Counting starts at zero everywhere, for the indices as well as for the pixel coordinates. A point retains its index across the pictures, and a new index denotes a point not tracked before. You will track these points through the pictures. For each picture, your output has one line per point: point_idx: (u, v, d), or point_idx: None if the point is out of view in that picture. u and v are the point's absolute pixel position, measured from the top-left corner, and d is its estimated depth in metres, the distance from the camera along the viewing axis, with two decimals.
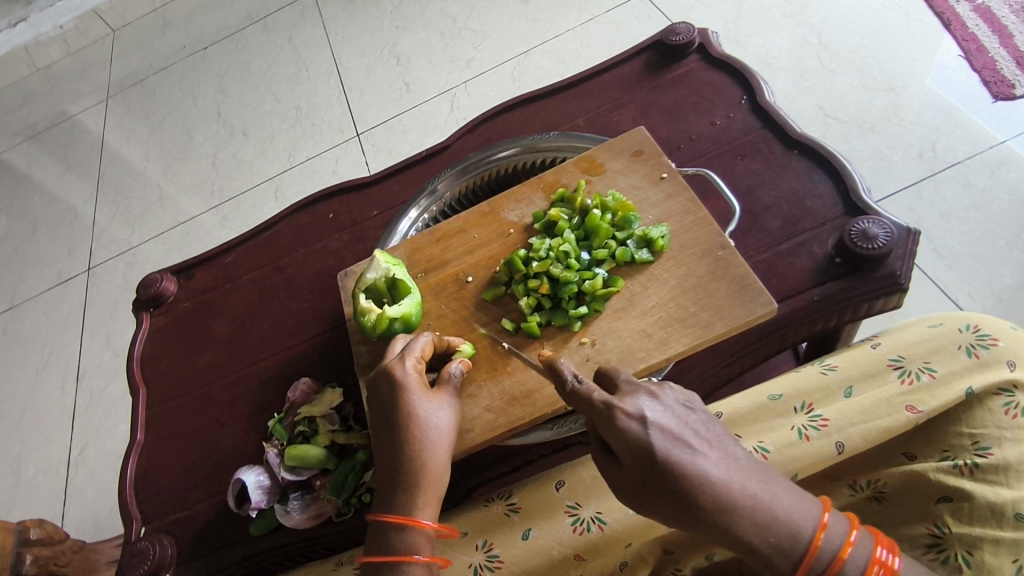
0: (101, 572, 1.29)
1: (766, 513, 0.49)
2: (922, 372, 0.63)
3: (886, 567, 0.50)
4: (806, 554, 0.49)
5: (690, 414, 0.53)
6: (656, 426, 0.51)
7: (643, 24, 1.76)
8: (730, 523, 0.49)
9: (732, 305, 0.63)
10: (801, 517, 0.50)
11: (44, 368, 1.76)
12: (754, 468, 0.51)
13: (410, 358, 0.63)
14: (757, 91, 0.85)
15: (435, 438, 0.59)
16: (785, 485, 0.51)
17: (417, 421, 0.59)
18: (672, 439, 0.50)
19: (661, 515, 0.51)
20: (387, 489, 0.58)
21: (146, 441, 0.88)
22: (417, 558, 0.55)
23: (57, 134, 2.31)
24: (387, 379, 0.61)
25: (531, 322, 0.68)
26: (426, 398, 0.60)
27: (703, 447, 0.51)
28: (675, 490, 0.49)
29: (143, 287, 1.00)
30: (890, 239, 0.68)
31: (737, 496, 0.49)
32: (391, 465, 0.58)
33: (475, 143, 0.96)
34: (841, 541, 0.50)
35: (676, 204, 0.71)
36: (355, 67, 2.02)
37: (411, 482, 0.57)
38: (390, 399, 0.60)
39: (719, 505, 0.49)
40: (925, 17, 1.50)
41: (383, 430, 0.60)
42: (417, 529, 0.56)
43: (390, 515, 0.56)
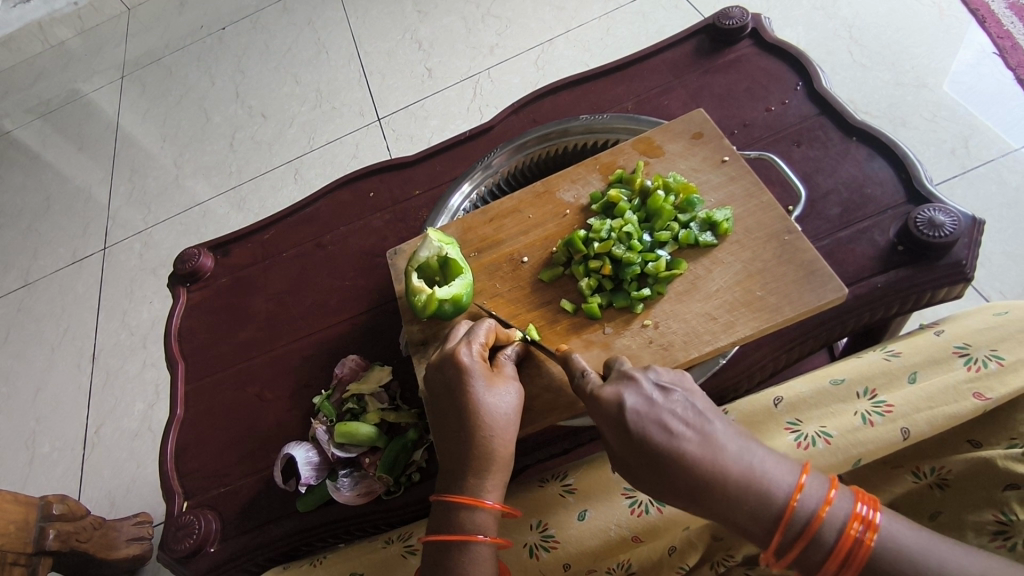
0: (119, 550, 1.28)
1: (738, 486, 0.48)
2: (989, 359, 0.62)
3: (866, 523, 0.47)
4: (781, 522, 0.48)
5: (671, 394, 0.52)
6: (630, 409, 0.52)
7: (669, 16, 1.74)
8: (704, 498, 0.49)
9: (800, 290, 0.63)
10: (775, 485, 0.49)
11: (59, 346, 1.75)
12: (730, 442, 0.50)
13: (474, 343, 0.62)
14: (814, 77, 0.84)
15: (500, 423, 0.58)
16: (763, 457, 0.50)
17: (481, 407, 0.58)
18: (647, 419, 0.51)
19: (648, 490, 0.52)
20: (454, 473, 0.58)
21: (185, 416, 0.87)
22: (482, 538, 0.55)
23: (71, 111, 2.29)
24: (451, 365, 0.61)
25: (592, 304, 0.67)
26: (490, 384, 0.60)
27: (679, 424, 0.51)
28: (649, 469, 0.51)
29: (179, 262, 0.99)
30: (957, 228, 0.67)
31: (708, 471, 0.49)
32: (456, 449, 0.58)
33: (521, 124, 0.95)
34: (817, 503, 0.48)
35: (738, 187, 0.70)
36: (376, 51, 2.00)
37: (481, 464, 0.57)
38: (454, 385, 0.60)
39: (690, 480, 0.49)
40: (958, 14, 1.48)
41: (449, 414, 0.60)
42: (482, 508, 0.56)
43: (456, 496, 0.57)
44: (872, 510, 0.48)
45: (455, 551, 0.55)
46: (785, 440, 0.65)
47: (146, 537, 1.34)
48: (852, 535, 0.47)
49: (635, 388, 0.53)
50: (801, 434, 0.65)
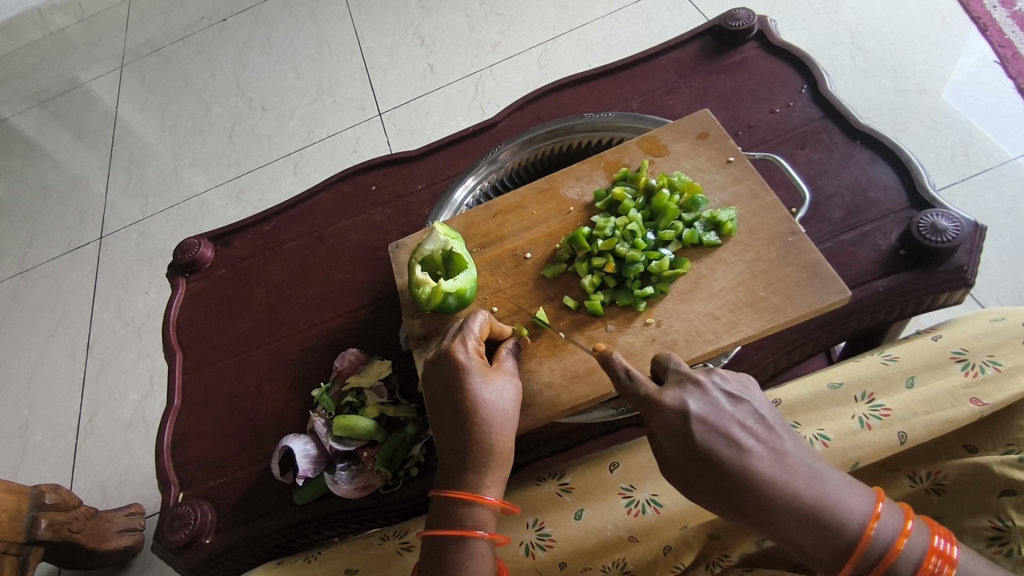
0: (111, 541, 1.27)
1: (809, 508, 0.48)
2: (986, 365, 0.62)
3: (945, 557, 0.48)
4: (853, 547, 0.48)
5: (739, 406, 0.52)
6: (696, 417, 0.51)
7: (672, 17, 1.74)
8: (771, 516, 0.49)
9: (803, 291, 0.63)
10: (851, 510, 0.48)
11: (53, 336, 1.74)
12: (799, 461, 0.50)
13: (469, 339, 0.62)
14: (819, 80, 0.84)
15: (499, 418, 0.58)
16: (835, 478, 0.49)
17: (479, 403, 0.58)
18: (714, 430, 0.51)
19: (706, 503, 0.52)
20: (454, 469, 0.58)
21: (182, 406, 0.86)
22: (480, 534, 0.56)
23: (70, 99, 2.28)
24: (447, 361, 0.60)
25: (595, 301, 0.67)
26: (486, 379, 0.59)
27: (748, 438, 0.50)
28: (716, 481, 0.50)
29: (179, 252, 0.99)
30: (959, 234, 0.67)
31: (780, 491, 0.48)
32: (455, 446, 0.58)
33: (525, 121, 0.95)
34: (895, 533, 0.48)
35: (743, 188, 0.70)
36: (378, 46, 1.99)
37: (480, 460, 0.57)
38: (451, 381, 0.59)
39: (760, 498, 0.49)
40: (960, 22, 1.49)
41: (446, 410, 0.59)
42: (481, 505, 0.56)
43: (454, 491, 0.56)
44: (951, 546, 0.48)
45: (454, 547, 0.55)
46: None
47: (137, 529, 1.33)
48: (931, 569, 0.48)
49: (700, 395, 0.53)
50: (800, 437, 0.65)
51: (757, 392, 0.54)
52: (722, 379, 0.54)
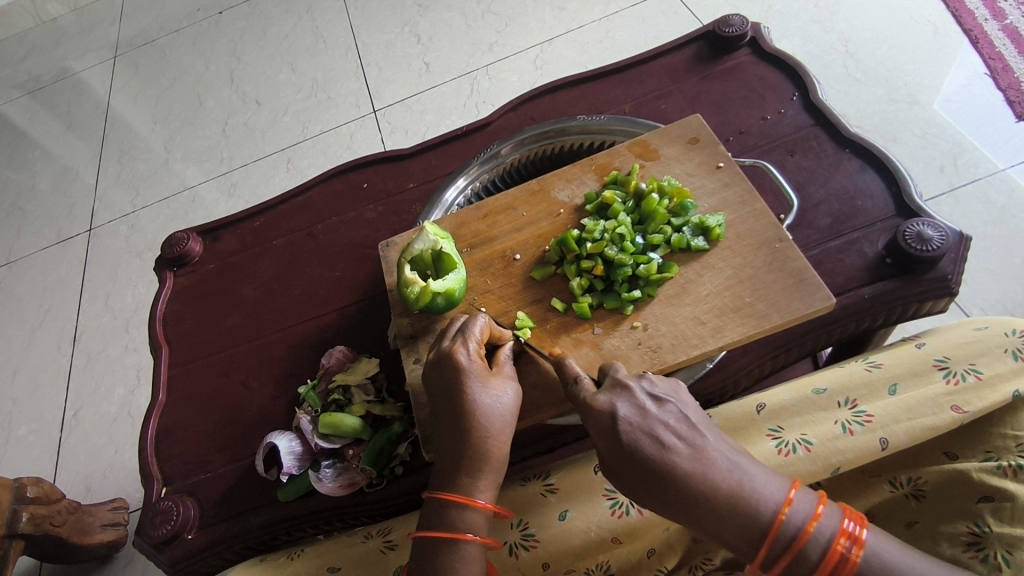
0: (93, 536, 1.26)
1: (726, 498, 0.49)
2: (967, 373, 0.63)
3: (855, 538, 0.48)
4: (769, 535, 0.49)
5: (665, 406, 0.54)
6: (622, 418, 0.54)
7: (668, 21, 1.75)
8: (693, 510, 0.50)
9: (789, 297, 0.63)
10: (765, 498, 0.49)
11: (40, 327, 1.73)
12: (719, 456, 0.51)
13: (471, 342, 0.62)
14: (810, 88, 0.85)
15: (497, 423, 0.58)
16: (752, 469, 0.51)
17: (477, 407, 0.58)
18: (638, 430, 0.53)
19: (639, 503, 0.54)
20: (448, 473, 0.58)
21: (167, 401, 0.86)
22: (471, 537, 0.55)
23: (61, 89, 2.26)
24: (448, 363, 0.61)
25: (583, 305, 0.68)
26: (487, 384, 0.59)
27: (671, 436, 0.52)
28: (639, 480, 0.52)
29: (167, 246, 0.98)
30: (945, 243, 0.68)
31: (697, 485, 0.50)
32: (452, 450, 0.58)
33: (518, 122, 0.95)
34: (805, 518, 0.49)
35: (731, 193, 0.71)
36: (374, 43, 1.98)
37: (476, 464, 0.57)
38: (451, 384, 0.60)
39: (679, 492, 0.50)
40: (952, 33, 1.50)
41: (446, 414, 0.60)
42: (473, 508, 0.56)
43: (448, 494, 0.57)
44: (861, 527, 0.49)
45: (444, 549, 0.55)
46: (766, 447, 0.66)
47: (121, 523, 1.32)
48: (838, 552, 0.48)
49: (628, 398, 0.55)
50: (783, 441, 0.65)
51: (686, 395, 0.56)
52: (652, 382, 0.56)
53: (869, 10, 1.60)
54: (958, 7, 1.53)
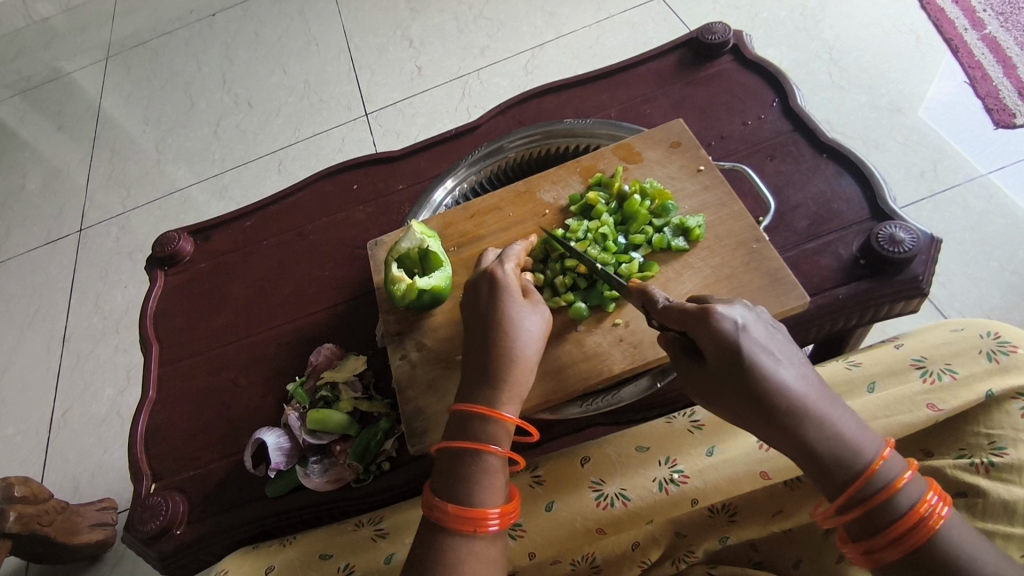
0: (81, 536, 1.27)
1: (833, 428, 0.51)
2: (944, 373, 0.65)
3: (934, 510, 0.49)
4: (862, 473, 0.50)
5: (777, 332, 0.55)
6: (744, 329, 0.53)
7: (657, 27, 1.77)
8: (798, 431, 0.51)
9: (765, 296, 0.65)
10: (864, 440, 0.51)
11: (29, 327, 1.72)
12: (827, 389, 0.53)
13: (509, 261, 0.68)
14: (789, 95, 0.87)
15: (526, 340, 0.62)
16: (852, 413, 0.53)
17: (511, 321, 0.62)
18: (760, 347, 0.53)
19: (737, 411, 0.54)
20: (475, 383, 0.61)
21: (157, 398, 0.87)
22: (495, 449, 0.57)
23: (52, 90, 2.26)
24: (487, 280, 0.66)
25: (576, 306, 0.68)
26: (520, 300, 0.64)
27: (789, 360, 0.53)
28: (756, 393, 0.52)
29: (159, 245, 0.99)
30: (916, 245, 0.70)
31: (807, 408, 0.51)
32: (481, 358, 0.62)
33: (507, 125, 0.97)
34: (895, 475, 0.50)
35: (711, 196, 0.73)
36: (366, 46, 2.00)
37: (500, 377, 0.60)
38: (489, 298, 0.64)
39: (789, 411, 0.51)
40: (934, 42, 1.54)
41: (478, 327, 0.64)
42: (498, 420, 0.58)
43: (474, 406, 0.59)
44: (945, 504, 0.49)
45: (468, 459, 0.57)
46: (747, 441, 0.67)
47: (109, 523, 1.32)
48: (921, 513, 0.49)
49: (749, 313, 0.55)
50: None
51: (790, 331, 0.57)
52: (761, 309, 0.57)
53: (853, 19, 1.63)
54: (938, 17, 1.56)
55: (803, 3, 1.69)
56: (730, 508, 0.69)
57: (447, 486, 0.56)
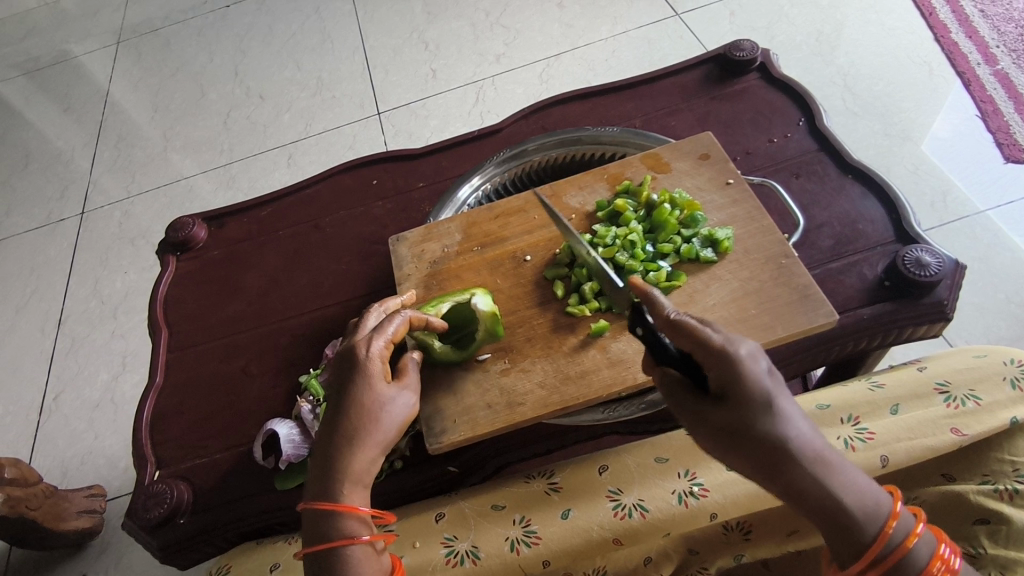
0: (70, 522, 1.24)
1: (851, 481, 0.49)
2: (967, 398, 0.66)
3: (947, 564, 0.50)
4: (881, 532, 0.49)
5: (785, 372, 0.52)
6: (768, 371, 0.49)
7: (673, 45, 1.78)
8: (824, 484, 0.48)
9: (794, 312, 0.65)
10: (877, 492, 0.50)
11: (23, 309, 1.70)
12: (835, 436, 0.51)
13: (380, 337, 0.60)
14: (816, 114, 0.88)
15: (380, 429, 0.58)
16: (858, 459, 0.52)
17: (362, 410, 0.57)
18: (785, 393, 0.49)
19: (755, 463, 0.49)
20: (324, 474, 0.56)
21: (165, 384, 0.85)
22: (357, 542, 0.55)
23: (60, 73, 2.24)
24: (350, 358, 0.59)
25: (600, 321, 0.68)
26: (376, 386, 0.58)
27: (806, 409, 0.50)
28: (787, 445, 0.48)
29: (171, 230, 0.98)
30: (942, 269, 0.70)
31: (830, 461, 0.48)
32: (330, 447, 0.57)
33: (530, 129, 0.97)
34: (907, 533, 0.50)
35: (740, 210, 0.73)
36: (381, 47, 2.00)
37: (346, 471, 0.56)
38: (347, 380, 0.58)
39: (817, 465, 0.48)
40: (946, 74, 1.56)
41: (331, 410, 0.59)
42: (353, 515, 0.55)
43: (321, 503, 0.56)
44: (955, 556, 0.51)
45: (335, 560, 0.54)
46: None
47: (98, 511, 1.29)
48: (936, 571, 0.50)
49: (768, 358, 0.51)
50: None
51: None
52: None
53: (868, 48, 1.65)
54: (952, 50, 1.58)
55: (819, 29, 1.72)
56: (745, 526, 0.69)
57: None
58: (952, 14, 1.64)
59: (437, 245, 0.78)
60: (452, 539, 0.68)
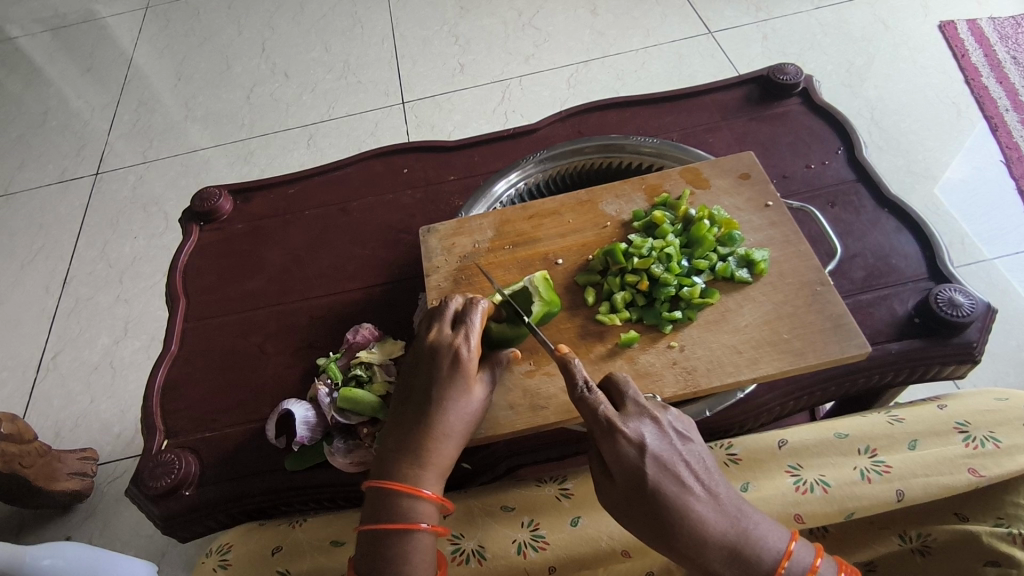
0: (60, 483, 1.21)
1: (735, 547, 0.52)
2: (986, 440, 0.66)
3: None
4: None
5: (685, 444, 0.54)
6: (650, 454, 0.52)
7: (703, 62, 1.78)
8: (700, 554, 0.52)
9: (826, 340, 0.65)
10: (771, 550, 0.52)
11: (29, 264, 1.68)
12: (731, 503, 0.53)
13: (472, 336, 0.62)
14: (856, 145, 0.88)
15: (459, 428, 0.61)
16: (756, 517, 0.53)
17: (451, 409, 0.60)
18: (666, 470, 0.52)
19: (639, 533, 0.53)
20: (399, 457, 0.60)
21: (179, 353, 0.85)
22: (422, 527, 0.58)
23: (85, 32, 2.23)
24: (448, 355, 0.61)
25: (629, 332, 0.68)
26: (471, 383, 0.62)
27: (693, 480, 0.53)
28: (662, 522, 0.52)
29: (197, 200, 0.97)
30: (974, 311, 0.70)
31: (712, 533, 0.52)
32: (411, 434, 0.60)
33: (565, 133, 0.97)
34: None
35: (778, 233, 0.73)
36: (411, 36, 1.99)
37: (424, 457, 0.59)
38: (442, 374, 0.61)
39: (694, 539, 0.51)
40: (974, 117, 1.56)
41: (417, 401, 0.61)
42: (421, 499, 0.58)
43: (395, 484, 0.58)
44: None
45: (395, 541, 0.57)
46: (784, 482, 0.67)
47: (88, 475, 1.26)
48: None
49: (656, 433, 0.54)
50: (801, 479, 0.67)
51: (698, 433, 0.57)
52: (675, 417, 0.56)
53: (898, 84, 1.65)
54: (981, 94, 1.59)
55: (850, 60, 1.72)
56: None
57: (371, 566, 0.57)
58: (984, 59, 1.64)
59: (468, 240, 0.78)
60: (459, 536, 0.68)
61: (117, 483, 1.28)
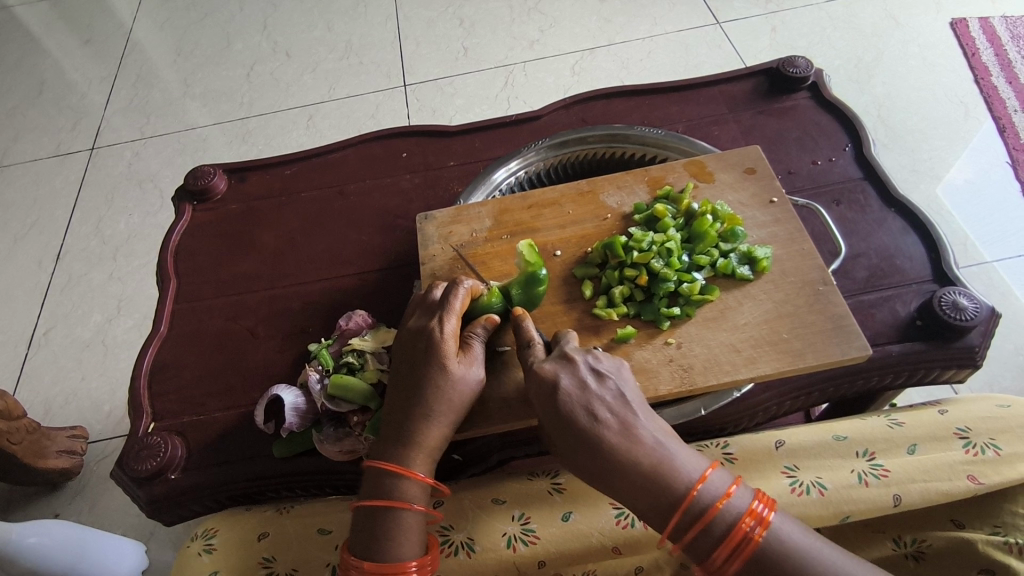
0: (48, 460, 1.19)
1: (645, 474, 0.53)
2: (987, 447, 0.65)
3: (761, 520, 0.51)
4: (676, 510, 0.51)
5: (605, 381, 0.57)
6: (562, 387, 0.56)
7: (711, 53, 1.75)
8: (614, 481, 0.54)
9: (827, 341, 0.64)
10: (679, 477, 0.52)
11: (22, 238, 1.66)
12: (646, 435, 0.54)
13: (448, 317, 0.62)
14: (864, 142, 0.86)
15: (448, 406, 0.60)
16: (675, 449, 0.54)
17: (435, 386, 0.60)
18: (575, 401, 0.56)
19: (567, 466, 0.57)
20: (390, 439, 0.60)
21: (168, 335, 0.83)
22: (411, 505, 0.58)
23: (84, 4, 2.19)
24: (424, 336, 0.61)
25: (627, 327, 0.67)
26: (449, 362, 0.60)
27: (605, 412, 0.55)
28: (572, 448, 0.55)
29: (191, 178, 0.95)
30: (978, 315, 0.69)
31: (620, 459, 0.53)
32: (401, 415, 0.60)
33: (569, 120, 0.95)
34: (744, 509, 0.51)
35: (782, 229, 0.72)
36: (415, 17, 1.96)
37: (410, 443, 0.59)
38: (420, 353, 0.61)
39: (605, 466, 0.54)
40: (982, 117, 1.53)
41: (405, 383, 0.61)
42: (411, 479, 0.58)
43: (385, 463, 0.59)
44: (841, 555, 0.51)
45: (382, 517, 0.58)
46: (779, 483, 0.66)
47: (77, 453, 1.25)
48: (744, 530, 0.51)
49: (571, 369, 0.58)
50: (796, 480, 0.66)
51: (628, 376, 0.59)
52: (597, 358, 0.59)
53: (907, 81, 1.62)
54: (990, 94, 1.56)
55: (859, 56, 1.69)
56: None
57: (363, 541, 0.58)
58: (995, 58, 1.62)
59: (465, 229, 0.76)
60: (448, 528, 0.67)
61: (106, 462, 1.27)
